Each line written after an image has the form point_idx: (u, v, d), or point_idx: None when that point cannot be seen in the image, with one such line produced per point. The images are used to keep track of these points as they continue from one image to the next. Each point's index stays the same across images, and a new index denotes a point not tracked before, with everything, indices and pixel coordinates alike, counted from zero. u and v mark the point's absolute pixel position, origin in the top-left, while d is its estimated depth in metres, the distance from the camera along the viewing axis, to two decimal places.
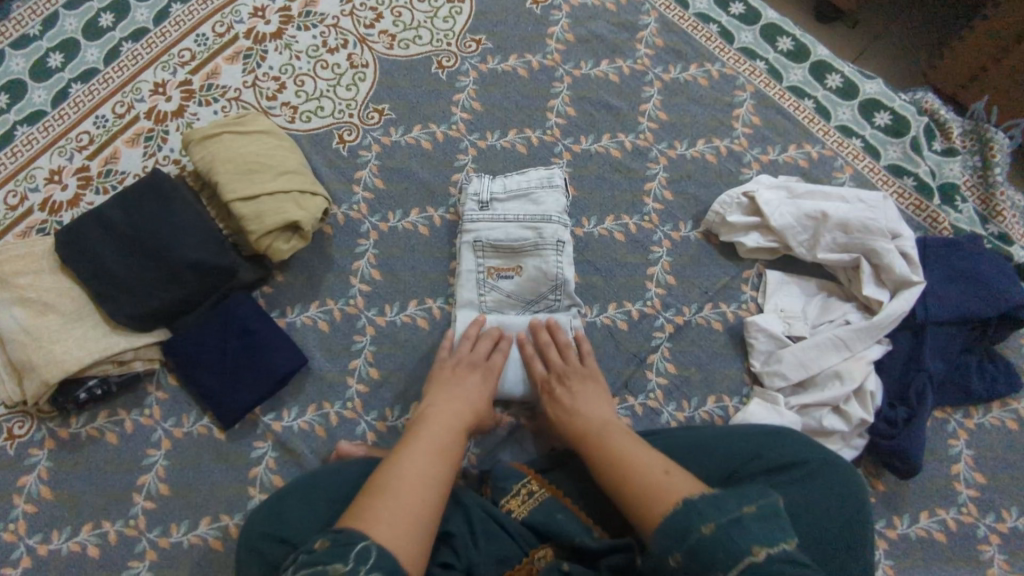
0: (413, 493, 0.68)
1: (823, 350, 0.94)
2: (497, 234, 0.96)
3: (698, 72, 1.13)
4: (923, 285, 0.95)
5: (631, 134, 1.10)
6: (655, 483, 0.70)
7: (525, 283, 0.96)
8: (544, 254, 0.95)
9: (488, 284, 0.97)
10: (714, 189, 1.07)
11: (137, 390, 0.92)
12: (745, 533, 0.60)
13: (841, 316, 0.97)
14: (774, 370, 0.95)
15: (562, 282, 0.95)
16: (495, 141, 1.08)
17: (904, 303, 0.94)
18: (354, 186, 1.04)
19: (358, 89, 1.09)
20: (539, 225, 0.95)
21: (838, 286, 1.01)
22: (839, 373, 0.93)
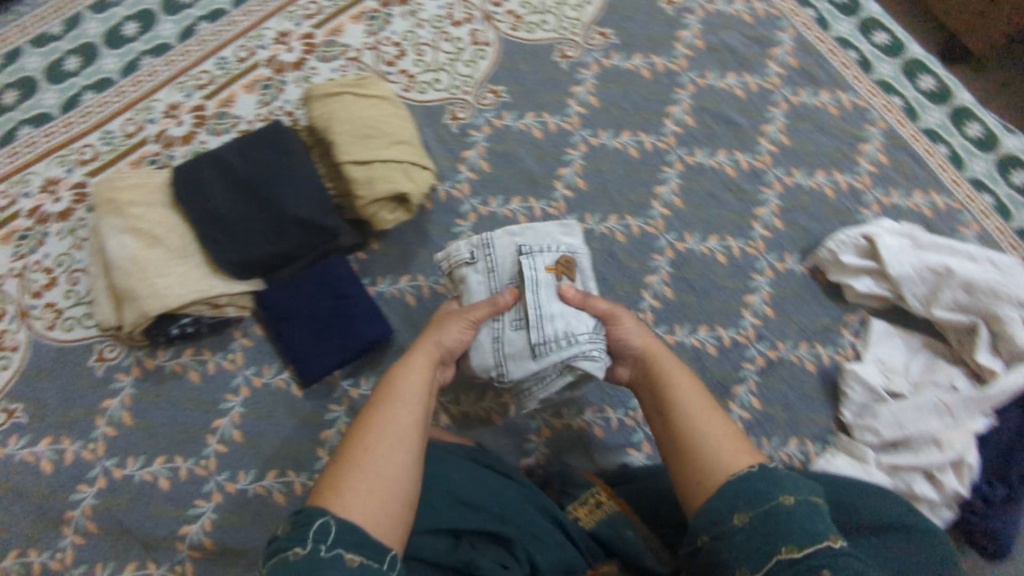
0: (392, 466, 0.65)
1: (923, 413, 0.89)
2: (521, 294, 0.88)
3: (829, 99, 1.08)
4: None
5: (748, 155, 1.05)
6: (693, 445, 0.68)
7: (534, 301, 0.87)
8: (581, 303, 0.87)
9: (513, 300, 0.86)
10: (827, 224, 1.03)
11: (224, 334, 0.93)
12: (790, 498, 0.59)
13: (947, 380, 0.92)
14: (867, 424, 0.90)
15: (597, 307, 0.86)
16: (607, 140, 1.05)
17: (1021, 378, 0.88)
18: (459, 165, 1.03)
19: (477, 67, 1.07)
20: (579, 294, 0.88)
21: (946, 347, 0.95)
22: (939, 441, 0.87)
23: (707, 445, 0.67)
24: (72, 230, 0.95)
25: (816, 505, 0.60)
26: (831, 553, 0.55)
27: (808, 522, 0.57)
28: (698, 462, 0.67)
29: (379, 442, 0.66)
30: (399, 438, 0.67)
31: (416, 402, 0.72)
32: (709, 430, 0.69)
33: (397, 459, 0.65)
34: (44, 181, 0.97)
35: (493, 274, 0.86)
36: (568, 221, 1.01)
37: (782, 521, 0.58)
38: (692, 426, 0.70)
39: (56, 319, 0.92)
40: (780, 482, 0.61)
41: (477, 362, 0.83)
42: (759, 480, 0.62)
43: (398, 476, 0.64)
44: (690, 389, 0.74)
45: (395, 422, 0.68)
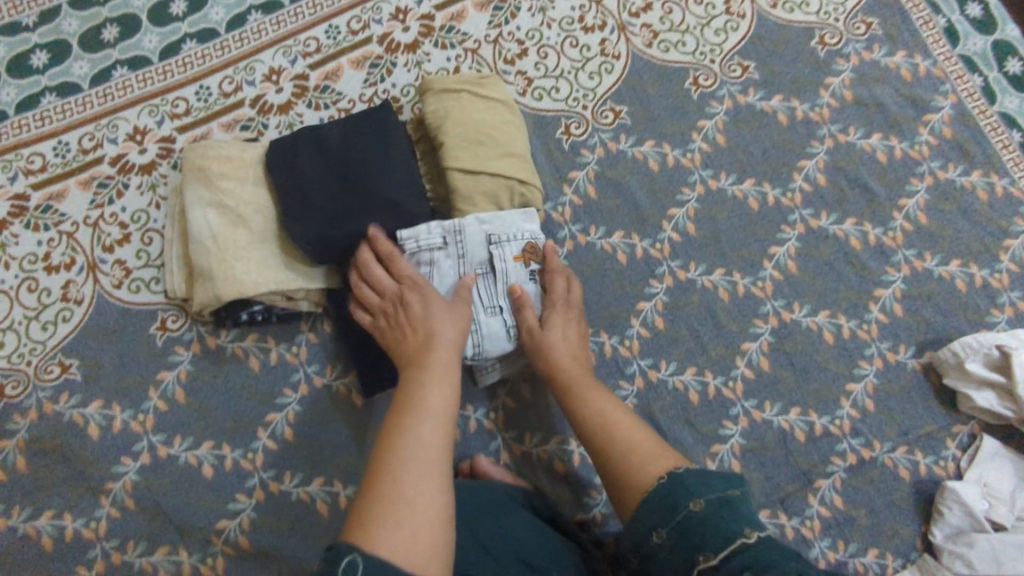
0: (419, 484, 0.61)
1: None
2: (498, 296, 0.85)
3: (980, 181, 0.97)
4: None
5: (879, 228, 0.96)
6: (634, 458, 0.70)
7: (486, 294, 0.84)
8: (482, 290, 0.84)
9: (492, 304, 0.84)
10: (953, 320, 0.93)
11: (292, 325, 0.88)
12: (698, 501, 0.62)
13: None
14: (959, 552, 0.82)
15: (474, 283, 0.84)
16: (726, 185, 0.96)
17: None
18: (564, 185, 0.95)
19: (601, 80, 0.99)
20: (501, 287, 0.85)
21: None
22: None
23: (622, 457, 0.70)
24: (152, 186, 0.91)
25: (728, 501, 0.62)
26: (745, 549, 0.58)
27: (721, 523, 0.60)
28: (623, 470, 0.69)
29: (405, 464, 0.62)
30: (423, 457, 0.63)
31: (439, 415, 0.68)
32: (633, 438, 0.72)
33: (434, 480, 0.62)
34: (132, 130, 0.92)
35: (463, 260, 0.84)
36: (670, 267, 0.93)
37: (699, 526, 0.61)
38: (616, 434, 0.73)
39: (124, 278, 0.88)
40: (693, 485, 0.64)
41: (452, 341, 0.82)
42: (687, 479, 0.64)
43: (425, 497, 0.60)
44: (607, 401, 0.77)
45: (418, 438, 0.65)
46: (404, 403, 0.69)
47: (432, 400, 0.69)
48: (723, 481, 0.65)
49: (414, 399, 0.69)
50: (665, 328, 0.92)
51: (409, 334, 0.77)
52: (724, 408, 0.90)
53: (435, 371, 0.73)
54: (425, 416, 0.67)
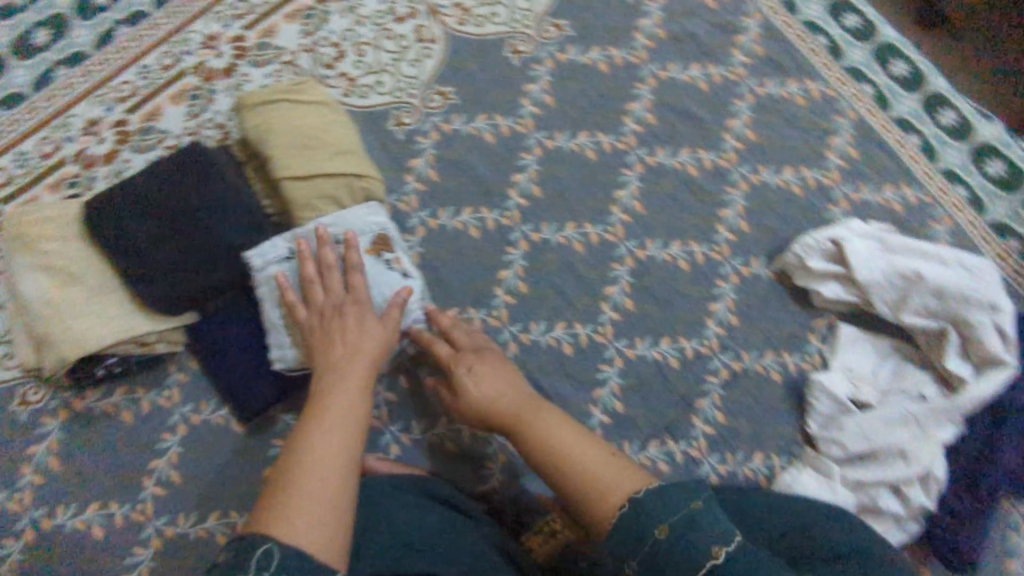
0: (323, 481, 0.62)
1: (891, 425, 0.86)
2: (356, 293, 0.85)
3: (797, 90, 1.02)
4: (1014, 368, 0.86)
5: (713, 153, 0.99)
6: (585, 479, 0.68)
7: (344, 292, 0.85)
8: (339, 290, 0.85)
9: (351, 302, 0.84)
10: (796, 224, 0.97)
11: (157, 370, 0.88)
12: (664, 526, 0.59)
13: (915, 388, 0.89)
14: (832, 437, 0.88)
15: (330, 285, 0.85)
16: (563, 142, 0.99)
17: (989, 386, 0.85)
18: (405, 175, 0.96)
19: (422, 67, 1.00)
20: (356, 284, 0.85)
21: (916, 351, 0.92)
22: (905, 454, 0.85)
23: (580, 476, 0.68)
24: None
25: (687, 520, 0.59)
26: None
27: (690, 549, 0.57)
28: (582, 491, 0.67)
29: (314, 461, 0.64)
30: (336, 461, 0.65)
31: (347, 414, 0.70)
32: (588, 460, 0.69)
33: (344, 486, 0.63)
34: None
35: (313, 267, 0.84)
36: (523, 232, 0.95)
37: (667, 552, 0.58)
38: (567, 466, 0.70)
39: None
40: (656, 506, 0.61)
41: None
42: (669, 495, 0.61)
43: (332, 494, 0.62)
44: (552, 424, 0.74)
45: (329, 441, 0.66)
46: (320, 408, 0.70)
47: (345, 406, 0.71)
48: (688, 494, 0.61)
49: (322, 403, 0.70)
50: (529, 291, 0.94)
51: (330, 350, 0.77)
52: (599, 354, 0.93)
53: (353, 377, 0.74)
54: (334, 420, 0.69)
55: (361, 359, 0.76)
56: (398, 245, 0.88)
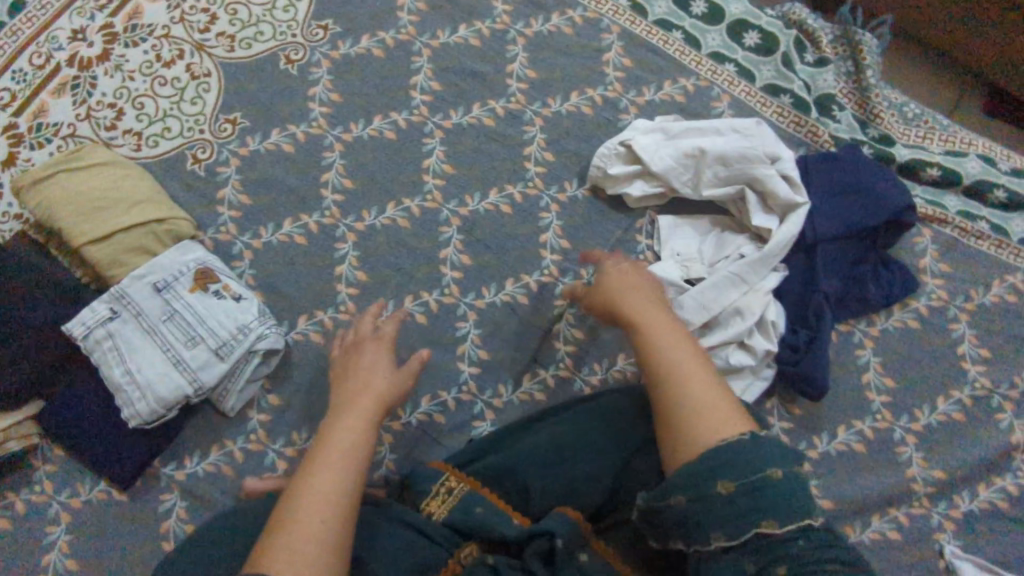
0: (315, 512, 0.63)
1: (721, 289, 0.92)
2: (188, 330, 0.85)
3: (561, 21, 1.09)
4: (808, 205, 0.94)
5: (502, 100, 1.05)
6: (694, 410, 0.67)
7: (176, 333, 0.84)
8: (170, 332, 0.84)
9: (186, 339, 0.84)
10: (595, 141, 1.04)
11: (23, 468, 0.87)
12: (778, 470, 0.61)
13: (736, 251, 0.96)
14: (676, 317, 0.93)
15: (159, 330, 0.84)
16: (360, 132, 1.02)
17: (793, 227, 0.93)
18: (217, 207, 0.97)
19: (204, 101, 1.01)
20: (188, 322, 0.85)
21: (730, 219, 0.99)
22: (740, 310, 0.91)
23: (684, 410, 0.67)
24: None
25: (801, 476, 0.61)
26: (812, 530, 0.59)
27: (795, 496, 0.60)
28: (682, 422, 0.67)
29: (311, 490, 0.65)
30: (338, 489, 0.66)
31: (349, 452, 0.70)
32: (699, 386, 0.69)
33: (336, 517, 0.64)
34: None
35: (142, 316, 0.85)
36: (346, 225, 0.98)
37: (772, 495, 0.59)
38: (685, 386, 0.69)
39: None
40: (757, 452, 0.62)
41: (166, 390, 0.82)
42: (742, 454, 0.62)
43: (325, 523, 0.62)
44: (671, 342, 0.74)
45: (326, 472, 0.67)
46: (324, 440, 0.72)
47: (344, 443, 0.72)
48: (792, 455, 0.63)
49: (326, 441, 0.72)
50: (369, 277, 0.97)
51: (343, 387, 0.82)
52: (451, 313, 0.96)
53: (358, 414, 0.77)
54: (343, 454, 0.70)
55: (372, 398, 0.79)
56: (222, 274, 0.89)
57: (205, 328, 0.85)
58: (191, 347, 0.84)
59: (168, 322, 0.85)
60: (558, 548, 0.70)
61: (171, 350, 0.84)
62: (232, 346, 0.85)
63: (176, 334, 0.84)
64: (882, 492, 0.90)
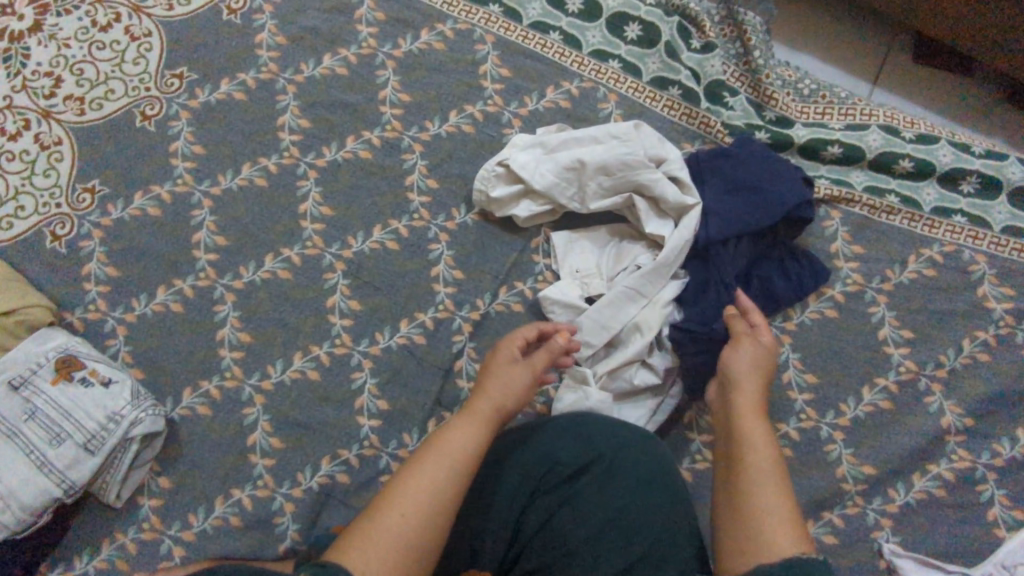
0: (417, 514, 0.57)
1: (618, 306, 0.87)
2: (54, 427, 0.79)
3: (431, 37, 1.03)
4: (701, 205, 0.89)
5: (377, 129, 0.99)
6: (759, 526, 0.61)
7: (39, 432, 0.79)
8: (32, 432, 0.79)
9: (51, 438, 0.79)
10: (479, 160, 0.98)
11: None
12: None
13: (632, 262, 0.91)
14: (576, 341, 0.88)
15: (20, 431, 0.79)
16: (229, 183, 0.96)
17: (686, 231, 0.88)
18: (83, 284, 0.92)
19: (58, 171, 0.95)
20: (54, 418, 0.80)
21: (628, 227, 0.94)
22: (639, 326, 0.87)
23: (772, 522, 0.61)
24: None
25: None
26: None
27: None
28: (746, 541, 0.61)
29: (411, 493, 0.58)
30: (436, 494, 0.58)
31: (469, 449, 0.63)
32: (770, 499, 0.63)
33: (430, 533, 0.57)
34: None
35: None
36: (224, 285, 0.93)
37: None
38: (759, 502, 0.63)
39: None
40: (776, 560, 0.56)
41: (31, 496, 0.76)
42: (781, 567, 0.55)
43: (404, 533, 0.56)
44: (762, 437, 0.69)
45: (429, 475, 0.60)
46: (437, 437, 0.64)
47: (462, 446, 0.63)
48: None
49: (447, 439, 0.63)
50: (253, 337, 0.91)
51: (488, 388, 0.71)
52: (345, 364, 0.90)
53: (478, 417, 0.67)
54: (455, 453, 0.62)
55: (494, 400, 0.69)
56: (88, 360, 0.84)
57: (72, 421, 0.80)
58: (57, 446, 0.78)
59: (30, 421, 0.79)
60: None
61: (34, 451, 0.78)
62: (104, 437, 0.79)
63: (40, 433, 0.79)
64: (811, 496, 0.86)
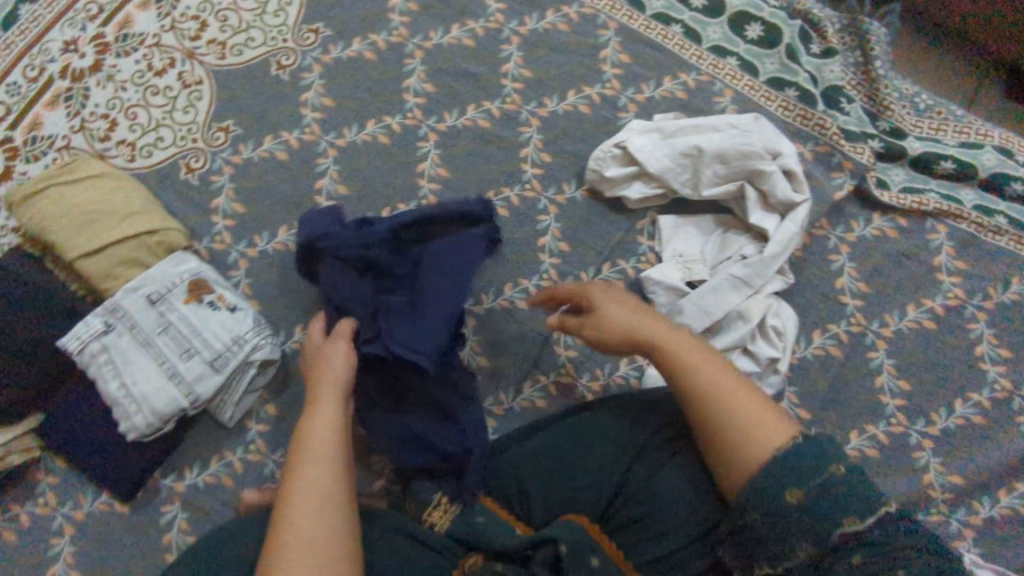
0: (302, 521, 0.69)
1: (722, 293, 0.90)
2: (184, 342, 0.84)
3: (556, 17, 1.06)
4: (808, 202, 0.91)
5: (497, 100, 1.02)
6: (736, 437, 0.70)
7: (171, 345, 0.84)
8: (165, 344, 0.84)
9: (182, 352, 0.84)
10: (593, 140, 1.01)
11: (27, 481, 0.88)
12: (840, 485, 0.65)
13: (736, 252, 0.93)
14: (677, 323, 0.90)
15: (153, 343, 0.84)
16: (354, 137, 1.01)
17: (793, 225, 0.90)
18: (212, 217, 0.97)
19: (196, 109, 1.01)
20: (185, 335, 0.85)
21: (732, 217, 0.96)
22: (741, 313, 0.89)
23: (743, 417, 0.70)
24: None
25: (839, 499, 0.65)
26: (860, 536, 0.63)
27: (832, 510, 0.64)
28: (737, 437, 0.70)
29: (294, 504, 0.70)
30: (321, 496, 0.71)
31: (326, 438, 0.76)
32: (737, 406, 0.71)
33: (323, 520, 0.69)
34: None
35: (136, 329, 0.84)
36: None
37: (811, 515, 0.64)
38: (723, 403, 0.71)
39: None
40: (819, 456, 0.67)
41: (164, 403, 0.82)
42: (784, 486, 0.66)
43: (326, 532, 0.68)
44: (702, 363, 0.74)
45: (307, 480, 0.72)
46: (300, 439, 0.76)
47: (319, 452, 0.74)
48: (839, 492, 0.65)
49: (305, 436, 0.76)
50: None
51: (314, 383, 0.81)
52: None
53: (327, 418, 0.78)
54: (310, 457, 0.74)
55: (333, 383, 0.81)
56: (216, 284, 0.88)
57: (201, 339, 0.85)
58: (186, 361, 0.84)
59: (163, 334, 0.85)
60: (562, 554, 0.72)
61: (166, 363, 0.84)
62: (228, 358, 0.84)
63: (173, 345, 0.84)
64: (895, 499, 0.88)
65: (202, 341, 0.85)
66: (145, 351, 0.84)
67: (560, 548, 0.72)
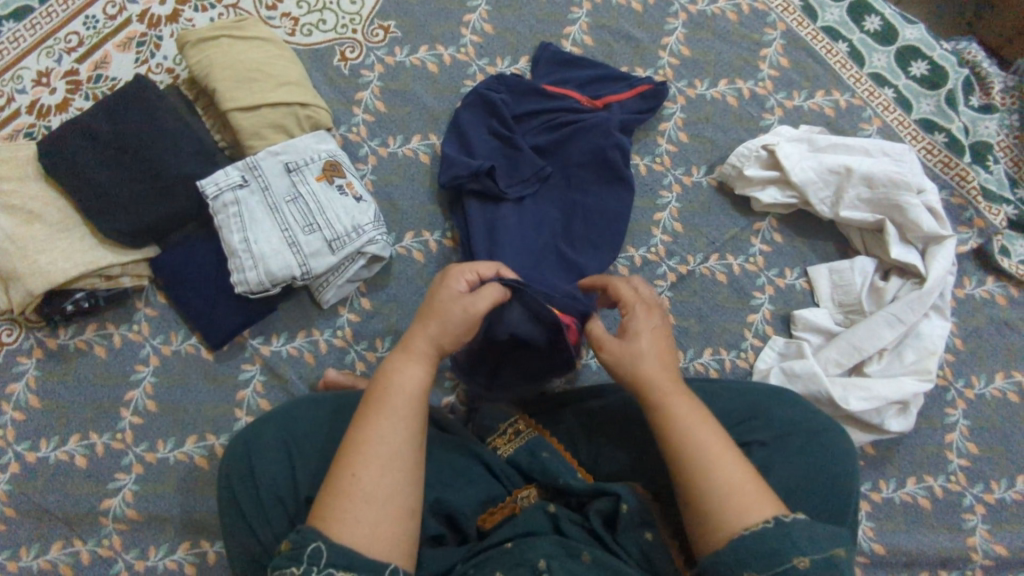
0: (379, 472, 0.58)
1: (876, 330, 0.90)
2: (307, 219, 0.87)
3: (727, 5, 1.06)
4: (954, 238, 0.92)
5: (650, 69, 1.03)
6: (723, 502, 0.58)
7: (295, 219, 0.87)
8: (289, 217, 0.87)
9: (303, 230, 0.86)
10: (732, 133, 1.01)
11: (126, 306, 0.91)
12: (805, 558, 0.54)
13: (882, 292, 0.93)
14: (825, 356, 0.91)
15: (280, 211, 0.87)
16: (504, 68, 1.02)
17: (942, 261, 0.91)
18: (354, 107, 0.99)
19: (364, 2, 1.02)
20: (311, 212, 0.87)
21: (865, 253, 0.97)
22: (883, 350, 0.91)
23: (720, 487, 0.59)
24: None
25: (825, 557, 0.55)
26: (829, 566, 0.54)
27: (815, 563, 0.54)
28: (713, 508, 0.58)
29: (373, 451, 0.59)
30: (392, 453, 0.59)
31: (414, 395, 0.63)
32: (725, 475, 0.59)
33: (393, 476, 0.59)
34: None
35: (267, 193, 0.87)
36: None
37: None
38: (718, 463, 0.60)
39: None
40: (797, 535, 0.55)
41: (277, 266, 0.85)
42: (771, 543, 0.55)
43: (393, 489, 0.58)
44: (696, 417, 0.62)
45: (379, 435, 0.60)
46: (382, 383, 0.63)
47: (405, 395, 0.62)
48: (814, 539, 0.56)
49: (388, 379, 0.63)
50: None
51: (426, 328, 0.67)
52: None
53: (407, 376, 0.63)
54: (401, 401, 0.62)
55: (431, 337, 0.66)
56: (349, 171, 0.91)
57: (324, 219, 0.87)
58: (305, 237, 0.86)
59: (290, 207, 0.87)
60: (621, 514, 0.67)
61: (288, 231, 0.86)
62: (345, 245, 0.86)
63: (298, 219, 0.87)
64: (937, 553, 0.88)
65: (326, 221, 0.87)
66: (271, 217, 0.87)
67: (620, 505, 0.67)
